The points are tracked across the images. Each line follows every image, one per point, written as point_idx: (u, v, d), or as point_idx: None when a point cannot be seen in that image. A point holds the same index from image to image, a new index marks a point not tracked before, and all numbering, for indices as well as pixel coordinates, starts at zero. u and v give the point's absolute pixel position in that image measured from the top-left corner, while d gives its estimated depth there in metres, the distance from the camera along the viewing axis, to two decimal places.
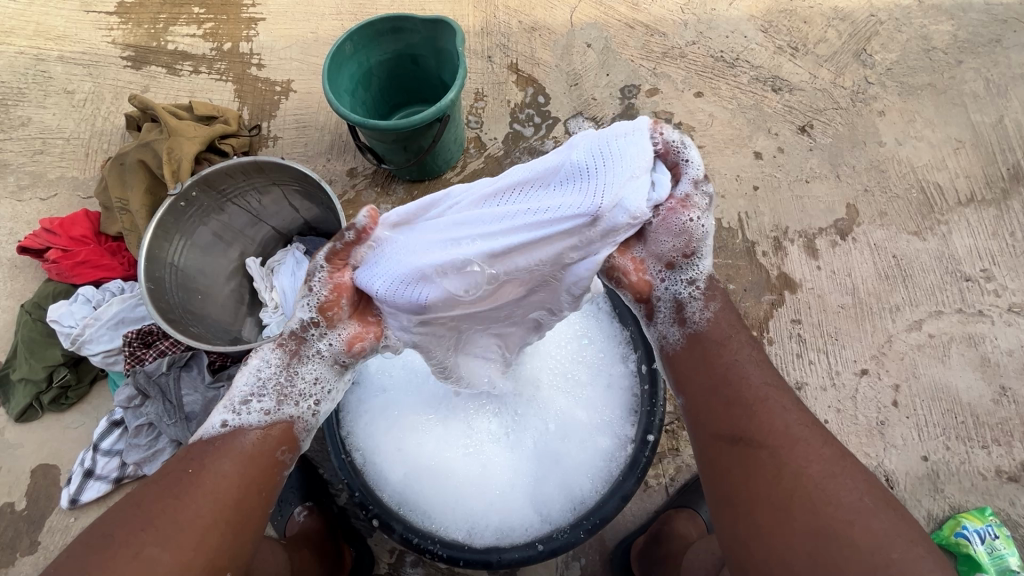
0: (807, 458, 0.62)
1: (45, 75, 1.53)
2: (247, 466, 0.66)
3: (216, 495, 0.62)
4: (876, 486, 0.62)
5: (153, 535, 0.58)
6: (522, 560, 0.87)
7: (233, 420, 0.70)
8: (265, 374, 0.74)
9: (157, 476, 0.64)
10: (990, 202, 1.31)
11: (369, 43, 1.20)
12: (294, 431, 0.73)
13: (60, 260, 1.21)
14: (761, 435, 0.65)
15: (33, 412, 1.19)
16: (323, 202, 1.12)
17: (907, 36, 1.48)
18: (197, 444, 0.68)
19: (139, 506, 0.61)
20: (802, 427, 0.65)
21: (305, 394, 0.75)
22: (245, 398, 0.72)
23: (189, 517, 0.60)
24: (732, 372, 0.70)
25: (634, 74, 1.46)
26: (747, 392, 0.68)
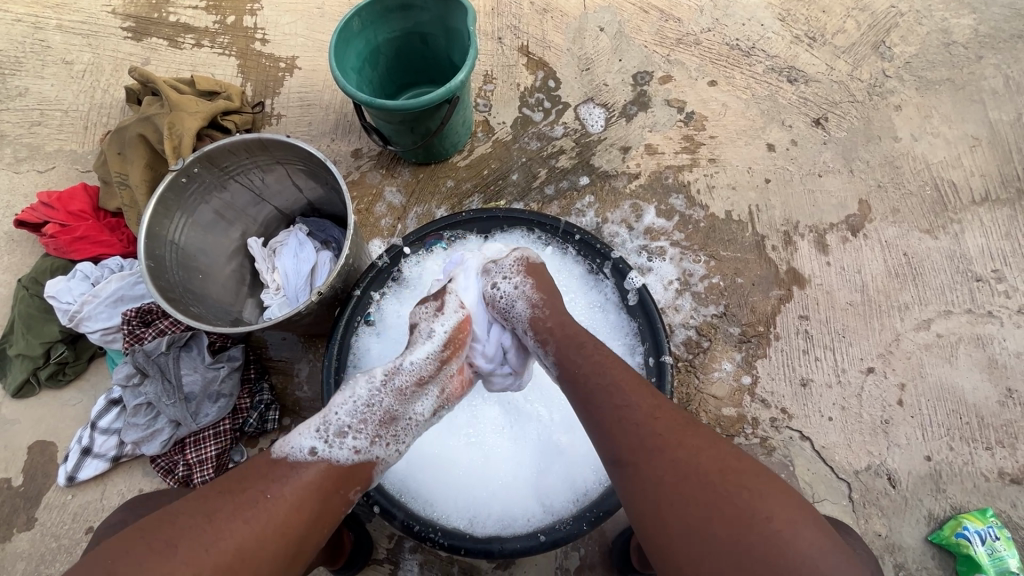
0: (662, 464, 0.62)
1: (43, 45, 1.49)
2: (319, 503, 0.68)
3: (284, 529, 0.63)
4: (733, 467, 0.61)
5: (215, 560, 0.58)
6: (524, 550, 0.87)
7: (323, 450, 0.72)
8: (368, 414, 0.78)
9: (233, 490, 0.65)
10: (1004, 202, 1.29)
11: (377, 19, 1.16)
12: (374, 474, 0.76)
13: (59, 235, 1.19)
14: (631, 449, 0.65)
15: (30, 388, 1.18)
16: (327, 181, 1.09)
17: (927, 29, 1.45)
18: (283, 461, 0.70)
19: (210, 520, 0.61)
20: (665, 429, 0.66)
21: (399, 441, 0.79)
22: (340, 431, 0.75)
23: (254, 546, 0.60)
24: (603, 383, 0.72)
25: (647, 60, 1.43)
26: (613, 409, 0.69)
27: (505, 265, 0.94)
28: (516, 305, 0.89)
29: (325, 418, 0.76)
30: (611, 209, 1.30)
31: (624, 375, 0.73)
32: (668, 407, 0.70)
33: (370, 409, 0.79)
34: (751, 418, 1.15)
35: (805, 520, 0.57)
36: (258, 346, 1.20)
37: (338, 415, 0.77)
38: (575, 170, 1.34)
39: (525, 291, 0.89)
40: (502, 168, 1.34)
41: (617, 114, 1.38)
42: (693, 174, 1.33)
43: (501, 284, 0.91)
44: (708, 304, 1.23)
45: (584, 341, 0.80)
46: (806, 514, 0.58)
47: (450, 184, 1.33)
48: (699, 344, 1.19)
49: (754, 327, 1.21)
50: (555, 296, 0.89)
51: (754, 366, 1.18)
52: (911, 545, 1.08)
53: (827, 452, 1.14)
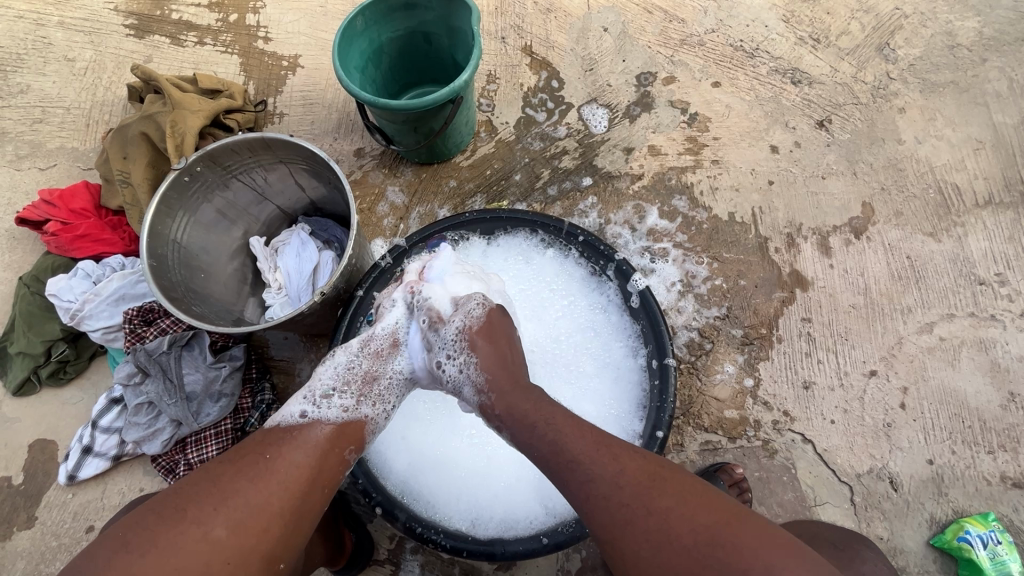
0: (638, 537, 0.63)
1: (45, 42, 1.49)
2: (318, 460, 0.71)
3: (286, 484, 0.67)
4: (705, 524, 0.62)
5: (223, 515, 0.62)
6: (527, 553, 0.87)
7: (312, 412, 0.78)
8: (350, 376, 0.84)
9: (236, 457, 0.69)
10: (1008, 205, 1.29)
11: (381, 18, 1.15)
12: (365, 432, 0.80)
13: (60, 233, 1.18)
14: (606, 525, 0.65)
15: (31, 386, 1.18)
16: (330, 180, 1.09)
17: (932, 32, 1.44)
18: (277, 428, 0.75)
19: (217, 484, 0.65)
20: (633, 497, 0.65)
21: (384, 400, 0.84)
22: (325, 394, 0.80)
23: (260, 503, 0.64)
24: (566, 454, 0.69)
25: (650, 61, 1.42)
26: (580, 484, 0.67)
27: (448, 338, 0.85)
28: (464, 389, 0.82)
29: (311, 384, 0.82)
30: (613, 210, 1.30)
31: (581, 442, 0.69)
32: (634, 463, 0.68)
33: (351, 371, 0.84)
34: (753, 421, 1.15)
35: (777, 564, 0.58)
36: (259, 346, 1.19)
37: (322, 381, 0.82)
38: (578, 171, 1.33)
39: (470, 374, 0.81)
40: (505, 169, 1.34)
41: (620, 115, 1.38)
42: (696, 175, 1.32)
43: (447, 363, 0.84)
44: (710, 306, 1.22)
45: (536, 420, 0.73)
46: (779, 551, 0.60)
47: (452, 184, 1.33)
48: (702, 346, 1.19)
49: (757, 329, 1.21)
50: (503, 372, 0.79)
51: (757, 368, 1.18)
52: (913, 549, 1.08)
53: (829, 455, 1.14)
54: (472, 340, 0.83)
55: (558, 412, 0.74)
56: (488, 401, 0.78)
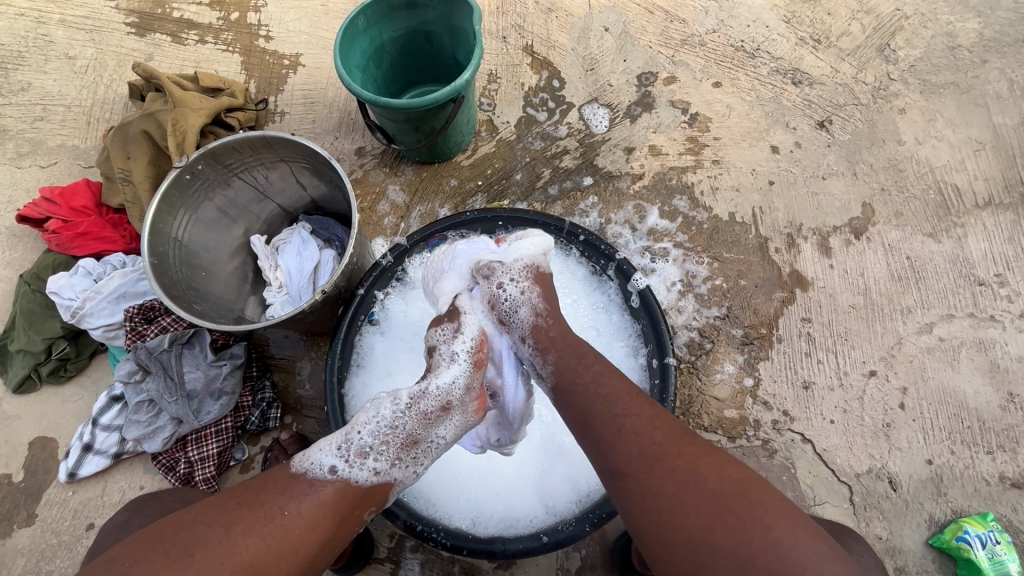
0: (662, 474, 0.63)
1: (45, 39, 1.49)
2: (332, 525, 0.68)
3: (296, 548, 0.64)
4: (731, 475, 0.63)
5: (230, 572, 0.60)
6: (527, 551, 0.87)
7: (343, 470, 0.72)
8: (390, 434, 0.76)
9: (253, 503, 0.66)
10: (1007, 206, 1.29)
11: (383, 18, 1.15)
12: (389, 496, 0.75)
13: (61, 231, 1.18)
14: (631, 460, 0.66)
15: (31, 383, 1.18)
16: (331, 179, 1.09)
17: (932, 33, 1.45)
18: (302, 479, 0.70)
19: (227, 533, 0.62)
20: (664, 439, 0.67)
21: (419, 463, 0.77)
22: (362, 452, 0.73)
23: (268, 563, 0.62)
24: (605, 390, 0.72)
25: (651, 61, 1.42)
26: (611, 419, 0.69)
27: (514, 267, 0.89)
28: (520, 311, 0.85)
29: (349, 434, 0.75)
30: (614, 209, 1.30)
31: (621, 388, 0.73)
32: (667, 416, 0.70)
33: (392, 430, 0.76)
34: (753, 421, 1.15)
35: (801, 525, 0.58)
36: (260, 344, 1.19)
37: (361, 434, 0.75)
38: (579, 171, 1.33)
39: (531, 297, 0.86)
40: (505, 168, 1.34)
41: (621, 115, 1.38)
42: (697, 175, 1.33)
43: (507, 285, 0.87)
44: (710, 306, 1.23)
45: (586, 351, 0.79)
46: (804, 520, 0.60)
47: (453, 184, 1.33)
48: (702, 346, 1.19)
49: (757, 329, 1.21)
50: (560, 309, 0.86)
51: (756, 368, 1.18)
52: (912, 549, 1.08)
53: (829, 455, 1.14)
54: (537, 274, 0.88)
55: (604, 362, 0.77)
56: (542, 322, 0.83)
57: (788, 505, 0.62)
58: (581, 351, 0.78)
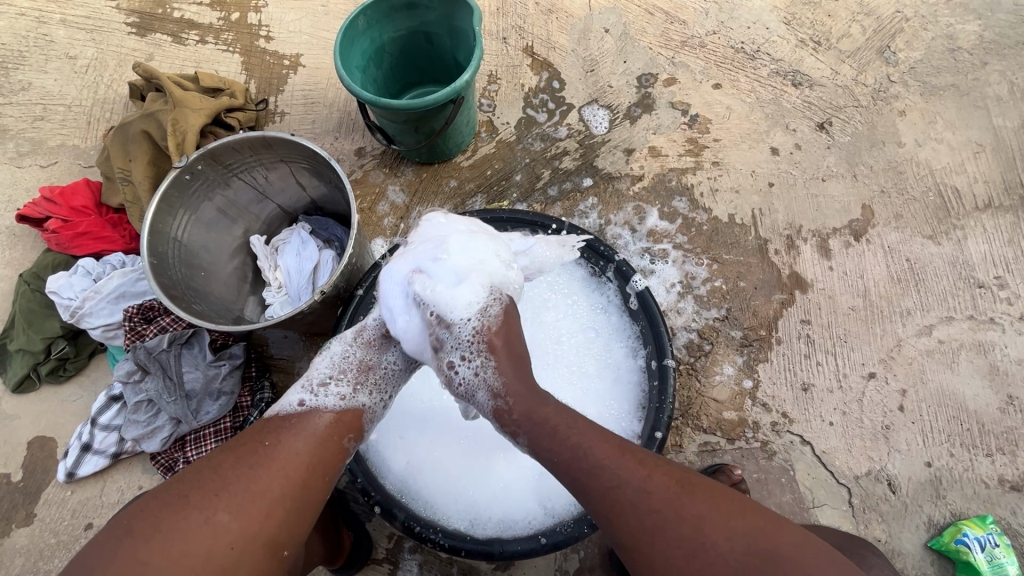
0: (669, 545, 0.63)
1: (46, 39, 1.49)
2: (317, 449, 0.71)
3: (284, 472, 0.67)
4: (735, 530, 0.62)
5: (225, 503, 0.63)
6: (525, 552, 0.87)
7: (310, 400, 0.77)
8: (346, 365, 0.82)
9: (239, 444, 0.69)
10: (1007, 208, 1.29)
11: (383, 18, 1.15)
12: (362, 421, 0.79)
13: (60, 230, 1.18)
14: (635, 533, 0.65)
15: (31, 383, 1.18)
16: (331, 179, 1.09)
17: (933, 35, 1.45)
18: (275, 418, 0.74)
19: (219, 471, 0.65)
20: (663, 503, 0.65)
21: (381, 388, 0.83)
22: (323, 383, 0.79)
23: (260, 490, 0.65)
24: (590, 461, 0.68)
25: (651, 62, 1.42)
26: (606, 493, 0.67)
27: (462, 338, 0.80)
28: (477, 393, 0.78)
29: (307, 374, 0.81)
30: (613, 210, 1.30)
31: (607, 449, 0.69)
32: (661, 471, 0.68)
33: (347, 360, 0.83)
34: (752, 422, 1.15)
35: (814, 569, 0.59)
36: (259, 344, 1.19)
37: (319, 369, 0.81)
38: (578, 172, 1.33)
39: (486, 377, 0.77)
40: (505, 169, 1.34)
41: (621, 117, 1.38)
42: (697, 177, 1.33)
43: (460, 364, 0.79)
44: (709, 307, 1.23)
45: (556, 423, 0.71)
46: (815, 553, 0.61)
47: (452, 184, 1.33)
48: (701, 348, 1.19)
49: (756, 331, 1.21)
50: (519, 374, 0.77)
51: (755, 370, 1.18)
52: (911, 551, 1.08)
53: (828, 457, 1.14)
54: (490, 339, 0.79)
55: (580, 421, 0.72)
56: (502, 406, 0.75)
57: (793, 541, 0.62)
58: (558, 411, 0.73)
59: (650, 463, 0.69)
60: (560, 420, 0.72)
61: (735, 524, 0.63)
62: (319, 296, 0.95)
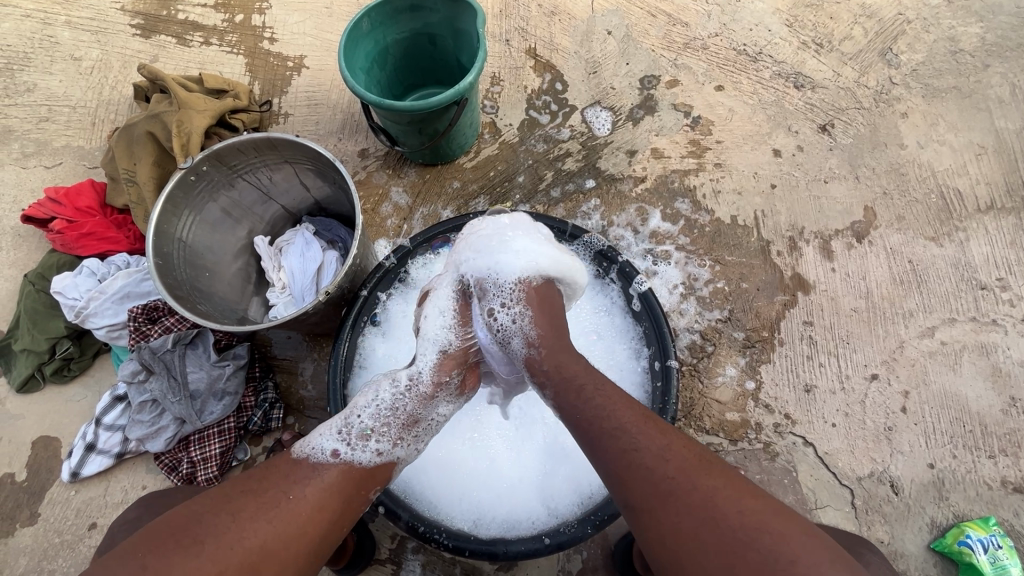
0: (678, 508, 0.62)
1: (51, 41, 1.50)
2: (339, 507, 0.70)
3: (307, 529, 0.65)
4: (751, 510, 0.61)
5: (240, 556, 0.60)
6: (529, 552, 0.87)
7: (345, 453, 0.75)
8: (389, 415, 0.81)
9: (259, 489, 0.67)
10: (1009, 210, 1.29)
11: (387, 20, 1.16)
12: (393, 474, 0.79)
13: (65, 231, 1.19)
14: (646, 496, 0.64)
15: (35, 383, 1.18)
16: (335, 180, 1.09)
17: (934, 37, 1.45)
18: (306, 467, 0.72)
19: (235, 519, 0.63)
20: (679, 471, 0.65)
21: (419, 440, 0.82)
22: (363, 434, 0.77)
23: (278, 545, 0.63)
24: (613, 421, 0.70)
25: (654, 64, 1.43)
26: (622, 453, 0.67)
27: (504, 288, 0.87)
28: (514, 341, 0.84)
29: (348, 418, 0.79)
30: (616, 212, 1.30)
31: (630, 415, 0.71)
32: (681, 445, 0.68)
33: (391, 410, 0.81)
34: (755, 423, 1.15)
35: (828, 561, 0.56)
36: (263, 345, 1.20)
37: (361, 417, 0.79)
38: (581, 173, 1.34)
39: (523, 326, 0.83)
40: (508, 170, 1.35)
41: (623, 118, 1.38)
42: (699, 178, 1.33)
43: (500, 312, 0.86)
44: (712, 309, 1.23)
45: (584, 383, 0.75)
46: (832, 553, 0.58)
47: (456, 185, 1.33)
48: (704, 349, 1.20)
49: (758, 332, 1.21)
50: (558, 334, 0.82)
51: (758, 371, 1.18)
52: (914, 553, 1.08)
53: (830, 458, 1.14)
54: (530, 299, 0.85)
55: (608, 386, 0.75)
56: (536, 355, 0.80)
57: (809, 532, 0.60)
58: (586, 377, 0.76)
59: (672, 434, 0.70)
60: (588, 384, 0.75)
61: (751, 506, 0.61)
62: (323, 297, 0.96)
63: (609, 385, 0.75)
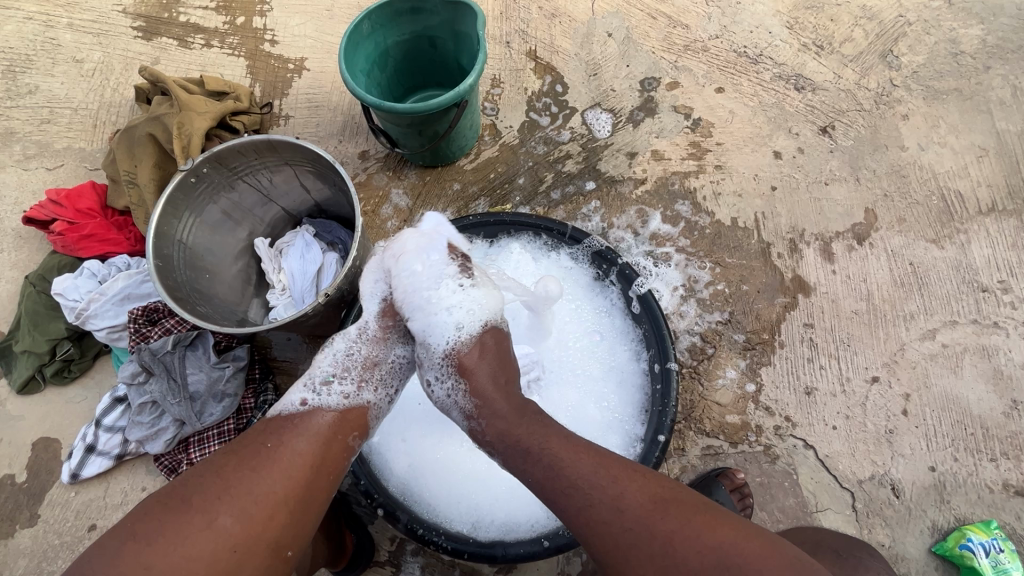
0: (643, 560, 0.64)
1: (53, 43, 1.50)
2: (322, 448, 0.73)
3: (291, 472, 0.68)
4: (710, 545, 0.62)
5: (228, 506, 0.64)
6: (529, 556, 0.87)
7: (312, 400, 0.79)
8: (349, 362, 0.84)
9: (240, 447, 0.70)
10: (1011, 213, 1.29)
11: (387, 23, 1.16)
12: (367, 418, 0.81)
13: (66, 232, 1.19)
14: (610, 550, 0.66)
15: (36, 384, 1.19)
16: (335, 182, 1.09)
17: (935, 39, 1.45)
18: (277, 418, 0.76)
19: (221, 473, 0.66)
20: (637, 520, 0.65)
21: (386, 385, 0.85)
22: (326, 381, 0.81)
23: (264, 491, 0.65)
24: (564, 479, 0.69)
25: (654, 66, 1.43)
26: (580, 511, 0.68)
27: (437, 356, 0.85)
28: (452, 411, 0.83)
29: (310, 372, 0.82)
30: (616, 214, 1.30)
31: (583, 468, 0.70)
32: (637, 487, 0.68)
33: (350, 357, 0.84)
34: (755, 426, 1.15)
35: None
36: (263, 347, 1.20)
37: (322, 367, 0.83)
38: (581, 175, 1.34)
39: (458, 399, 0.82)
40: (508, 172, 1.35)
41: (623, 120, 1.38)
42: (699, 181, 1.33)
43: (434, 383, 0.84)
44: (712, 311, 1.23)
45: (529, 444, 0.73)
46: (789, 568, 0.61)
47: (456, 187, 1.34)
48: (704, 351, 1.19)
49: (759, 334, 1.21)
50: (496, 395, 0.79)
51: (758, 374, 1.18)
52: (915, 556, 1.08)
53: (831, 461, 1.13)
54: (462, 366, 0.82)
55: (553, 437, 0.73)
56: (476, 426, 0.79)
57: (767, 552, 0.62)
58: (534, 431, 0.74)
59: (625, 476, 0.69)
60: (536, 435, 0.74)
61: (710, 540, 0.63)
62: (322, 299, 0.96)
63: (557, 433, 0.74)
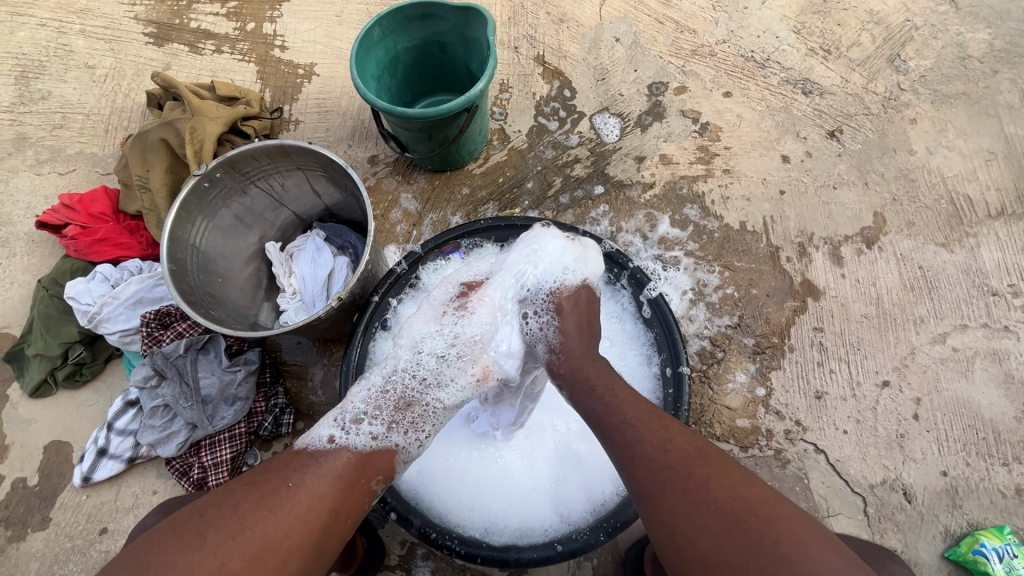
0: (675, 494, 0.64)
1: (66, 49, 1.52)
2: (341, 492, 0.71)
3: (308, 517, 0.66)
4: (744, 494, 0.62)
5: (242, 548, 0.61)
6: (542, 560, 0.86)
7: (341, 438, 0.76)
8: (382, 401, 0.82)
9: (259, 481, 0.68)
10: (1020, 216, 1.29)
11: (397, 28, 1.17)
12: (394, 462, 0.79)
13: (79, 237, 1.20)
14: (645, 479, 0.67)
15: (47, 388, 1.19)
16: (346, 187, 1.10)
17: (943, 43, 1.45)
18: (304, 453, 0.73)
19: (237, 510, 0.64)
20: (677, 459, 0.67)
21: (416, 428, 0.82)
22: (357, 419, 0.79)
23: (282, 536, 0.63)
24: (619, 416, 0.73)
25: (662, 71, 1.43)
26: (626, 441, 0.70)
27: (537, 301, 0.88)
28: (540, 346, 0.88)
29: (342, 407, 0.81)
30: (625, 218, 1.31)
31: (638, 411, 0.73)
32: (684, 435, 0.70)
33: (383, 396, 0.83)
34: (766, 430, 1.15)
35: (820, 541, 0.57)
36: (274, 350, 1.20)
37: (354, 403, 0.81)
38: (590, 179, 1.34)
39: (548, 335, 0.87)
40: (517, 176, 1.35)
41: (632, 124, 1.39)
42: (708, 185, 1.33)
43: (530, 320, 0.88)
44: (722, 314, 1.23)
45: (596, 384, 0.79)
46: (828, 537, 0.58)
47: (465, 192, 1.34)
48: (714, 355, 1.19)
49: (769, 338, 1.21)
50: (576, 334, 0.85)
51: (769, 377, 1.18)
52: (928, 562, 1.07)
53: (842, 466, 1.13)
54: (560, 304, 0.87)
55: (619, 384, 0.78)
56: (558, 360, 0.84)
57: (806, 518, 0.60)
58: (602, 373, 0.80)
59: (676, 426, 0.72)
60: (604, 377, 0.79)
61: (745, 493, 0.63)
62: (334, 303, 0.96)
63: (625, 383, 0.79)
